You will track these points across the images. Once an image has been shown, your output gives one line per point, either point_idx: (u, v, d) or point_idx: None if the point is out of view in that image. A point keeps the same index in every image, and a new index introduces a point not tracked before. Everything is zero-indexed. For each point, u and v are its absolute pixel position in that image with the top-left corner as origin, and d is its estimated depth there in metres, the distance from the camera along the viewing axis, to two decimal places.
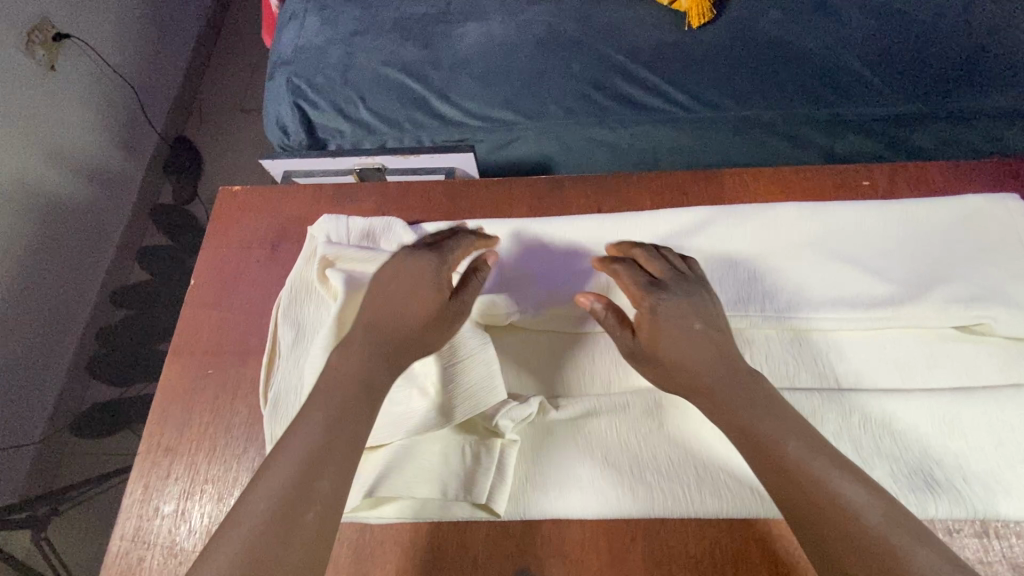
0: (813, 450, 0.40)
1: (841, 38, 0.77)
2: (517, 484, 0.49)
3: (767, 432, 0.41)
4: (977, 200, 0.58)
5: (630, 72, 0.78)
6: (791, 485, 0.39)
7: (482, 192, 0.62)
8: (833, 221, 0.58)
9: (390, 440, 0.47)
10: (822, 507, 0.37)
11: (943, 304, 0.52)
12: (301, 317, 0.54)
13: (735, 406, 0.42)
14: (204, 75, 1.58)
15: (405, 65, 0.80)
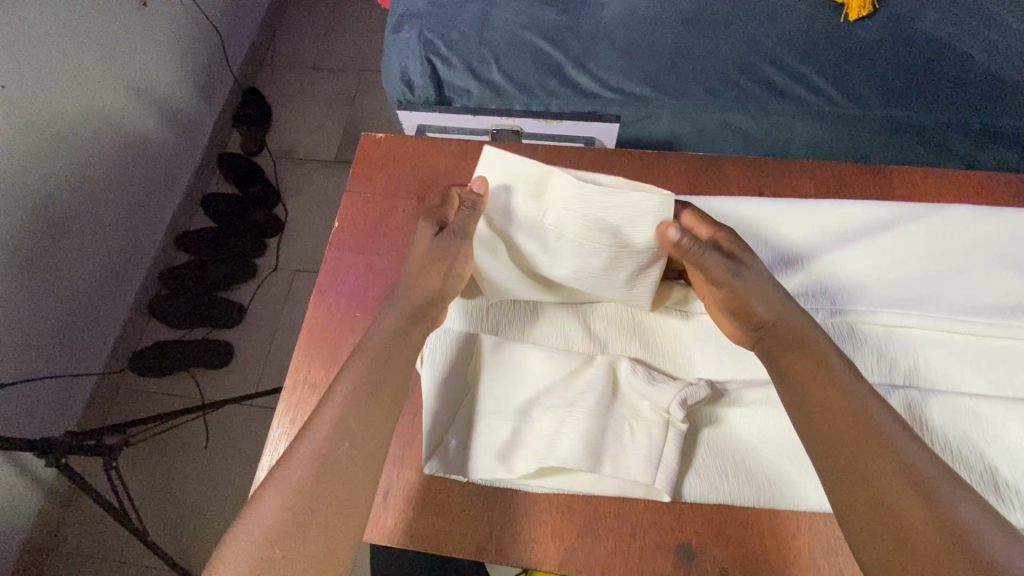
0: (905, 440, 0.37)
1: (1000, 48, 0.72)
2: (682, 468, 0.46)
3: (863, 418, 0.39)
4: None
5: (780, 58, 0.73)
6: (876, 476, 0.36)
7: (634, 164, 0.61)
8: (1017, 224, 0.53)
9: (552, 410, 0.47)
10: (905, 512, 0.34)
11: None
12: None
13: (820, 389, 0.41)
14: (320, 52, 1.70)
15: (543, 30, 0.78)
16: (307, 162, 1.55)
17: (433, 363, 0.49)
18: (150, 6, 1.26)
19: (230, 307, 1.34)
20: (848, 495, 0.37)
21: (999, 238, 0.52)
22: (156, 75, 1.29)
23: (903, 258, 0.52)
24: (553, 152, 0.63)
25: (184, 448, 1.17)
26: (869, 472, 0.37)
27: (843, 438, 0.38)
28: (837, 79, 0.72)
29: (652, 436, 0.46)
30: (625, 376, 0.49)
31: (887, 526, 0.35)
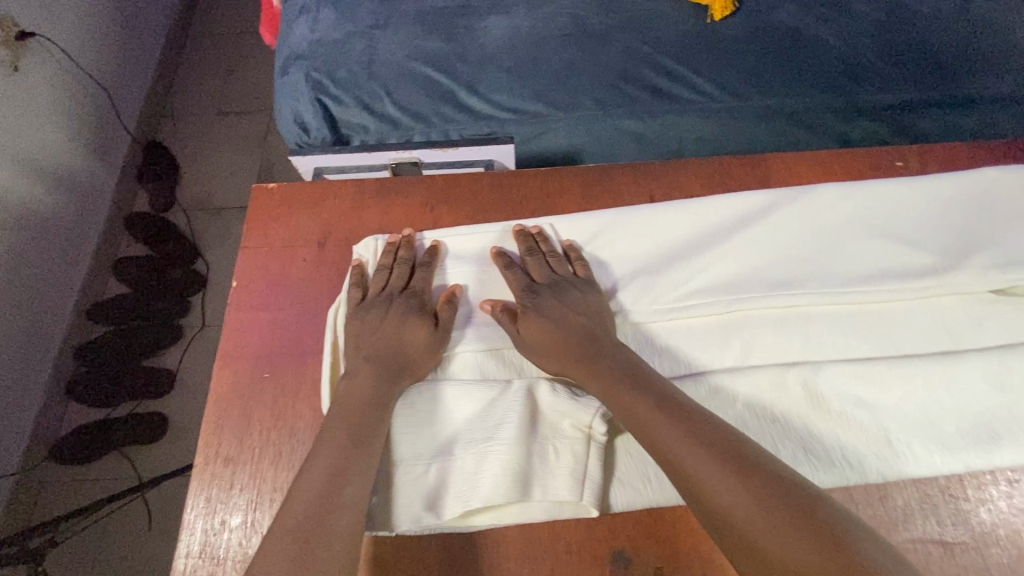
0: (716, 430, 0.41)
1: (850, 31, 0.78)
2: (606, 479, 0.47)
3: (681, 431, 0.42)
4: (994, 171, 0.57)
5: (657, 62, 0.76)
6: (699, 480, 0.39)
7: (532, 183, 0.63)
8: (881, 196, 0.57)
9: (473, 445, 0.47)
10: (726, 504, 0.38)
11: (982, 270, 0.52)
12: None
13: (639, 415, 0.44)
14: (222, 97, 1.64)
15: (430, 59, 0.78)
16: (222, 212, 1.49)
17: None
18: (22, 69, 1.17)
19: (160, 374, 1.27)
20: (698, 509, 0.39)
21: (864, 211, 0.56)
22: (39, 143, 1.20)
23: (784, 242, 0.56)
24: (451, 181, 0.63)
25: (125, 535, 1.09)
26: (670, 455, 0.41)
27: (666, 461, 0.41)
28: (712, 76, 0.76)
29: (574, 453, 0.47)
30: (544, 398, 0.49)
31: (726, 532, 0.37)
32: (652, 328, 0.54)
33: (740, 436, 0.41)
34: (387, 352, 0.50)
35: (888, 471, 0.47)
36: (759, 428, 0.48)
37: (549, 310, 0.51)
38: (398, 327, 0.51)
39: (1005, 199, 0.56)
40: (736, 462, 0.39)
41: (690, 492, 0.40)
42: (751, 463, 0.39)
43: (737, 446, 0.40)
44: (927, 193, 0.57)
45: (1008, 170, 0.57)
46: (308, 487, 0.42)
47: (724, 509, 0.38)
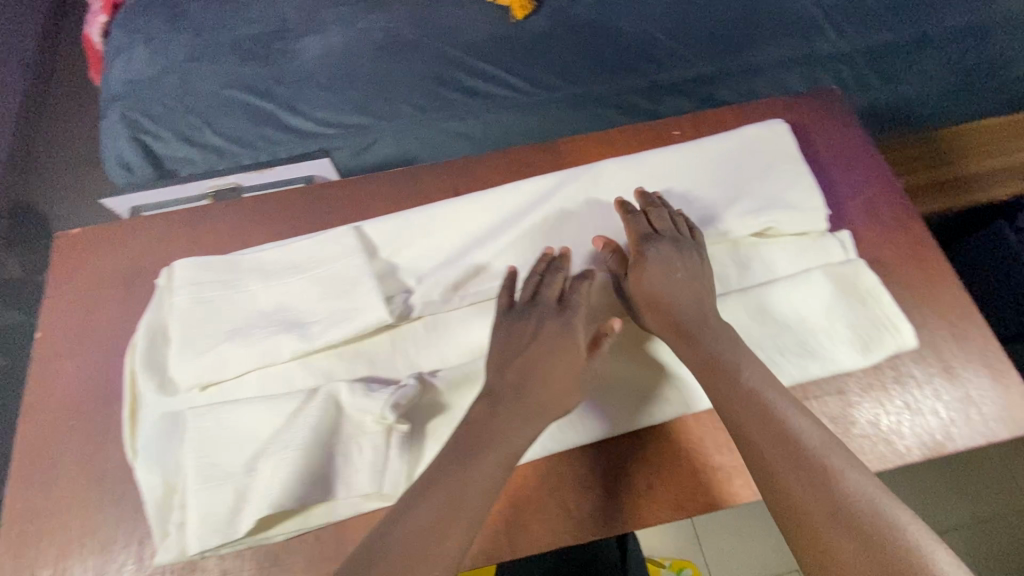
0: (812, 433, 0.44)
1: (644, 13, 0.82)
2: (412, 466, 0.50)
3: (769, 426, 0.44)
4: (750, 130, 0.63)
5: (469, 64, 0.80)
6: (778, 478, 0.42)
7: (340, 194, 0.64)
8: (652, 164, 0.62)
9: (269, 455, 0.47)
10: (804, 503, 0.41)
11: (739, 218, 0.57)
12: (159, 361, 0.53)
13: (734, 412, 0.46)
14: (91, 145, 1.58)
15: (247, 85, 0.78)
16: None
17: (149, 453, 0.49)
18: None
19: None
20: (771, 500, 0.43)
21: (639, 180, 0.62)
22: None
23: (572, 219, 0.60)
24: (261, 203, 0.64)
25: None
26: (760, 452, 0.44)
27: (754, 458, 0.44)
28: (522, 72, 0.80)
29: (376, 446, 0.49)
30: (346, 399, 0.50)
31: (796, 522, 0.41)
32: (448, 315, 0.56)
33: (824, 439, 0.44)
34: (556, 363, 0.48)
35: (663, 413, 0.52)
36: None
37: (666, 263, 0.53)
38: (564, 341, 0.49)
39: (760, 153, 0.61)
40: (818, 466, 0.42)
41: (765, 483, 0.43)
42: (842, 470, 0.42)
43: (826, 453, 0.43)
44: (693, 157, 0.62)
45: (763, 127, 0.63)
46: (426, 513, 0.41)
47: (798, 508, 0.41)
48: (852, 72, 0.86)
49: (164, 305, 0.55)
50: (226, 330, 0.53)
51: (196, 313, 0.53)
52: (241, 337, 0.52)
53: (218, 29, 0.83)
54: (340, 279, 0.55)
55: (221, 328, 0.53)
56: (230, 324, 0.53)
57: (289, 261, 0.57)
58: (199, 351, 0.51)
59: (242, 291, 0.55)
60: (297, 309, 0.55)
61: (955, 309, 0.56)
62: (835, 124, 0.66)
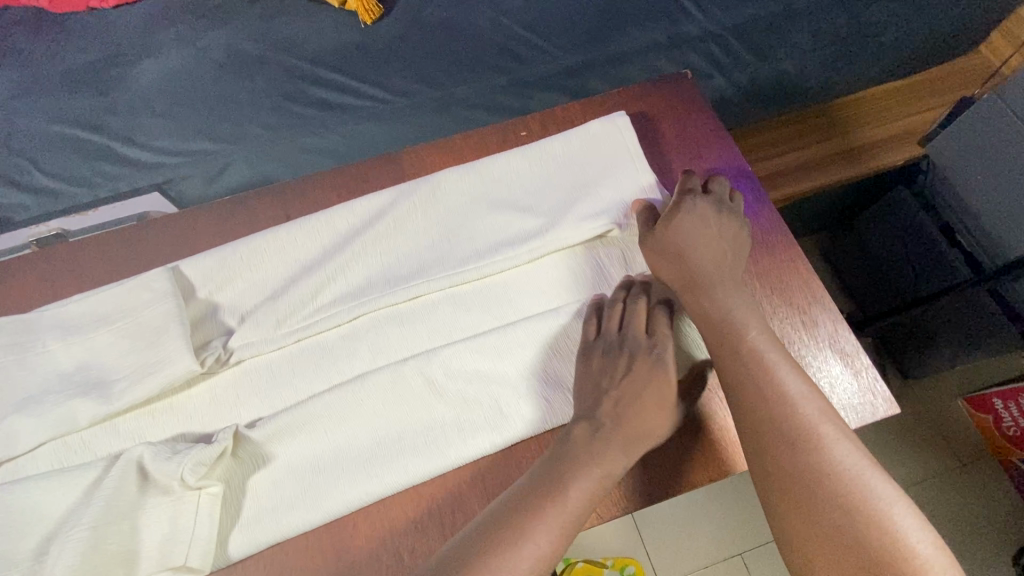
0: (806, 400, 0.40)
1: (500, 8, 0.79)
2: (226, 528, 0.46)
3: (768, 382, 0.41)
4: (592, 126, 0.59)
5: (318, 76, 0.75)
6: (770, 440, 0.39)
7: (164, 231, 0.59)
8: (492, 171, 0.59)
9: (56, 539, 0.43)
10: (787, 467, 0.37)
11: (575, 223, 0.55)
12: None
13: (730, 369, 0.43)
14: None
15: (77, 119, 0.73)
16: None
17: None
18: None
19: None
20: (757, 464, 0.39)
21: (478, 188, 0.58)
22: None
23: (407, 237, 0.56)
24: (74, 249, 0.59)
25: None
26: (755, 409, 0.40)
27: (747, 416, 0.40)
28: (375, 79, 0.76)
29: (182, 512, 0.45)
30: (148, 464, 0.46)
31: (780, 487, 0.37)
32: (274, 355, 0.52)
33: (824, 406, 0.39)
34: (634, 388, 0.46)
35: (497, 440, 0.48)
36: (376, 432, 0.49)
37: (701, 221, 0.51)
38: (640, 368, 0.47)
39: (599, 150, 0.59)
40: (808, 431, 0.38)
41: (757, 443, 0.39)
42: (833, 439, 0.37)
43: (818, 419, 0.38)
44: (534, 160, 0.59)
45: (604, 122, 0.59)
46: (515, 531, 0.38)
47: (782, 472, 0.37)
48: (725, 51, 0.84)
49: None
50: (18, 399, 0.48)
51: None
52: (33, 405, 0.48)
53: (47, 62, 0.77)
54: (145, 328, 0.51)
55: (12, 398, 0.48)
56: (23, 392, 0.49)
57: (90, 314, 0.52)
58: None
59: (36, 354, 0.50)
60: (99, 367, 0.50)
61: (804, 292, 0.54)
62: (683, 109, 0.64)
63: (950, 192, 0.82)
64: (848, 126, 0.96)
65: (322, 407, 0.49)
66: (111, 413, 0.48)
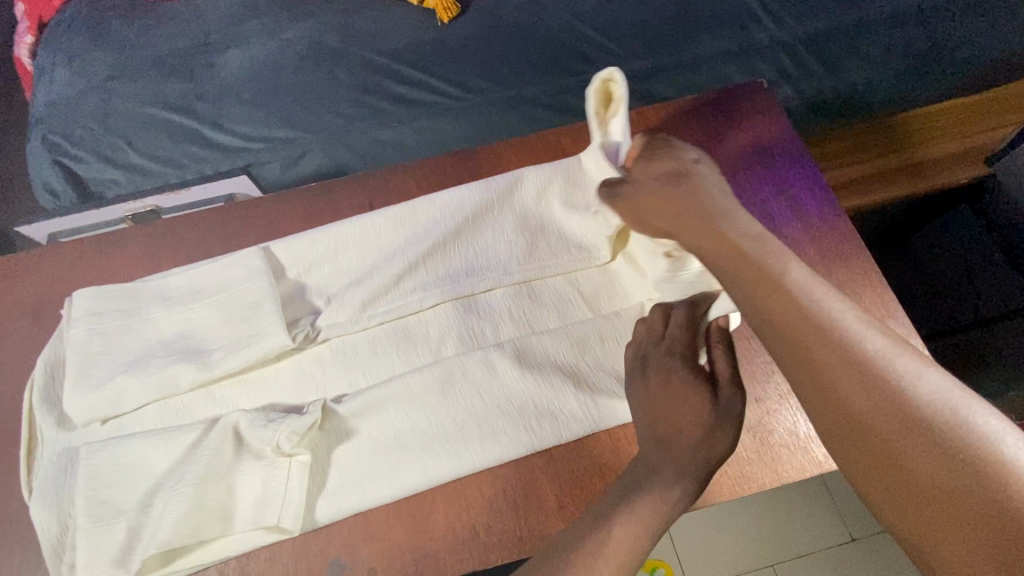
0: (868, 334, 0.31)
1: (574, 11, 0.81)
2: (312, 495, 0.48)
3: (812, 313, 0.32)
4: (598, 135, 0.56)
5: (395, 71, 0.78)
6: (839, 391, 0.30)
7: (253, 213, 0.63)
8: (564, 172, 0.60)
9: (163, 492, 0.46)
10: (868, 419, 0.29)
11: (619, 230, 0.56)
12: (58, 396, 0.52)
13: (769, 303, 0.34)
14: None
15: (169, 102, 0.77)
16: None
17: (44, 491, 0.48)
18: None
19: None
20: (819, 419, 0.31)
21: (550, 188, 0.60)
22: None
23: (482, 232, 0.59)
24: (172, 225, 0.63)
25: None
26: (808, 349, 0.31)
27: (799, 364, 0.32)
28: (450, 76, 0.78)
29: (275, 477, 0.48)
30: (245, 429, 0.49)
31: (857, 437, 0.30)
32: (356, 335, 0.55)
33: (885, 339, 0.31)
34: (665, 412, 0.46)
35: (568, 433, 0.50)
36: (453, 416, 0.51)
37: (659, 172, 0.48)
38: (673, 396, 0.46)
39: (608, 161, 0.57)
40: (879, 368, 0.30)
41: (818, 389, 0.31)
42: (914, 373, 0.29)
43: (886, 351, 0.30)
44: None
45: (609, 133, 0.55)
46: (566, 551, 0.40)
47: (859, 428, 0.29)
48: (795, 60, 0.84)
49: (64, 337, 0.54)
50: (124, 360, 0.52)
51: (94, 345, 0.52)
52: (139, 367, 0.51)
53: (141, 47, 0.82)
54: (242, 303, 0.54)
55: (118, 360, 0.52)
56: (129, 355, 0.52)
57: (190, 286, 0.56)
58: (96, 386, 0.50)
59: (141, 320, 0.54)
60: (198, 337, 0.53)
61: (877, 305, 0.55)
62: (756, 117, 0.64)
63: (1011, 211, 0.84)
64: (912, 142, 0.94)
65: (402, 390, 0.51)
66: (205, 381, 0.51)
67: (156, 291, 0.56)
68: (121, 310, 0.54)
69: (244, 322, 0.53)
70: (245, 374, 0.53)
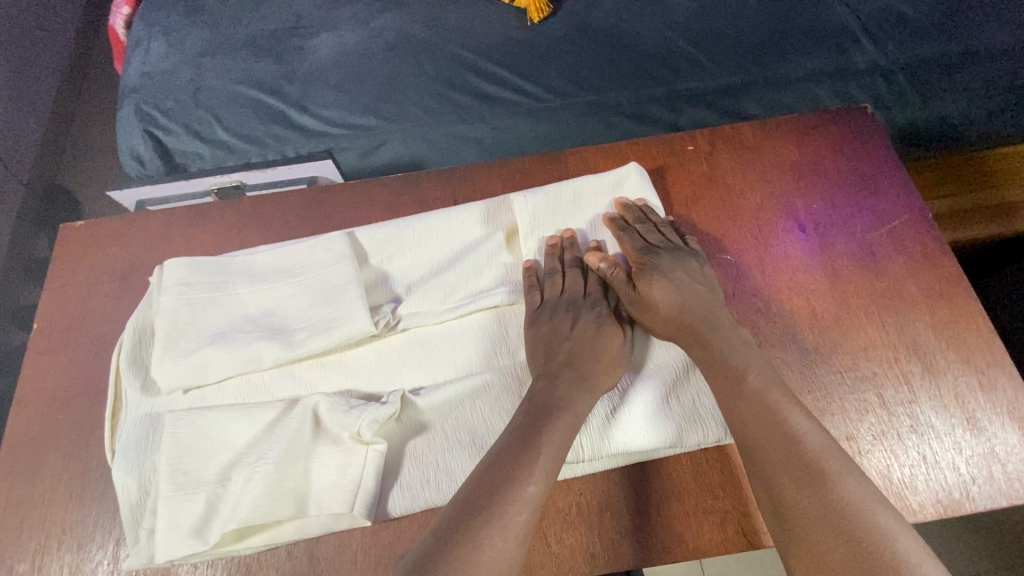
0: (794, 420, 0.43)
1: (667, 20, 0.79)
2: (386, 486, 0.48)
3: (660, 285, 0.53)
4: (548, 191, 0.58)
5: (481, 68, 0.78)
6: (802, 507, 0.39)
7: (339, 197, 0.63)
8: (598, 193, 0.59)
9: (252, 464, 0.46)
10: (844, 545, 0.37)
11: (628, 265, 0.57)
12: (145, 360, 0.53)
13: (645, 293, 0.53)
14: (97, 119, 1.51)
15: (259, 82, 0.79)
16: None
17: (126, 455, 0.48)
18: None
19: None
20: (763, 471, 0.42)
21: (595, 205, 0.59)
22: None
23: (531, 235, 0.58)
24: (260, 202, 0.64)
25: None
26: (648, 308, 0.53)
27: (788, 468, 0.41)
28: (535, 76, 0.77)
29: (350, 464, 0.47)
30: (324, 413, 0.48)
31: (784, 495, 0.40)
32: (435, 329, 0.54)
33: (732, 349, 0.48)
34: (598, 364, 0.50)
35: (625, 459, 0.49)
36: None
37: (674, 277, 0.53)
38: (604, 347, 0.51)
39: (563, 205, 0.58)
40: (849, 501, 0.39)
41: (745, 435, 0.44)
42: (811, 438, 0.42)
43: (880, 525, 0.37)
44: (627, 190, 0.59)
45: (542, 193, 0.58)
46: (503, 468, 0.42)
47: (831, 537, 0.38)
48: (892, 88, 0.80)
49: (155, 301, 0.55)
50: (210, 332, 0.52)
51: (183, 315, 0.53)
52: (224, 339, 0.52)
53: (233, 27, 0.83)
54: (327, 286, 0.54)
55: (204, 329, 0.52)
56: (215, 325, 0.53)
57: (277, 264, 0.56)
58: (183, 354, 0.51)
59: (230, 291, 0.54)
60: (283, 314, 0.53)
61: (982, 352, 0.52)
62: (854, 144, 0.62)
63: None
64: (993, 184, 0.86)
65: (485, 389, 0.51)
66: (289, 360, 0.51)
67: (245, 266, 0.56)
68: (212, 281, 0.55)
69: (330, 303, 0.53)
70: (328, 356, 0.53)
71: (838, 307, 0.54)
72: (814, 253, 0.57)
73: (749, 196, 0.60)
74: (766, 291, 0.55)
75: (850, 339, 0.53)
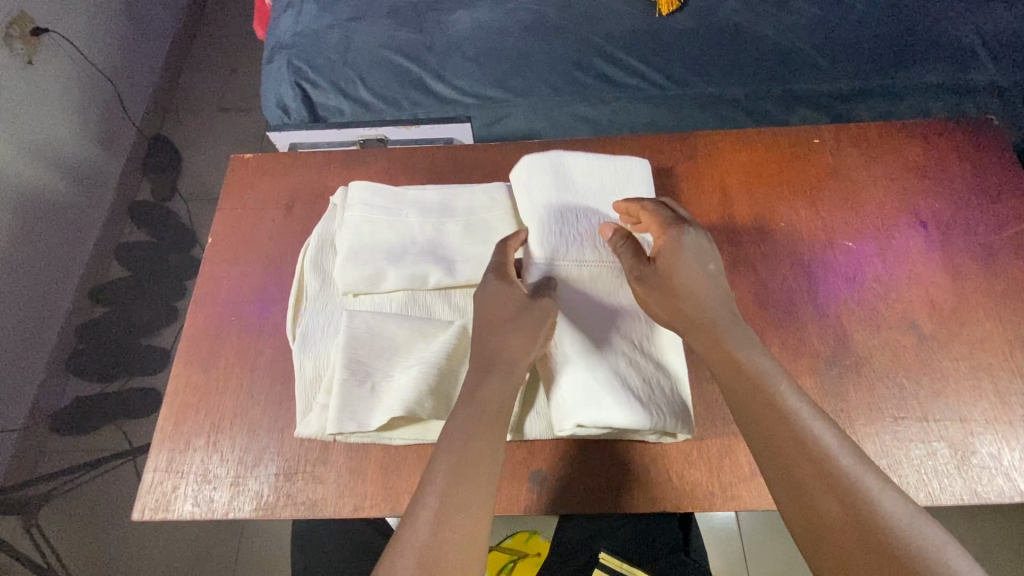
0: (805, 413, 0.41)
1: (790, 23, 0.83)
2: (525, 407, 0.53)
3: (693, 270, 0.49)
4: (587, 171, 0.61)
5: (608, 53, 0.83)
6: (812, 499, 0.37)
7: (481, 155, 0.69)
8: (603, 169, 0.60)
9: (418, 365, 0.52)
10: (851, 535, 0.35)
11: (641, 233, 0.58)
12: (323, 266, 0.60)
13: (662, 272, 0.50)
14: (201, 75, 1.61)
15: (402, 48, 0.85)
16: (174, 187, 1.41)
17: (307, 343, 0.56)
18: (43, 40, 1.17)
19: (135, 350, 1.20)
20: (772, 466, 0.39)
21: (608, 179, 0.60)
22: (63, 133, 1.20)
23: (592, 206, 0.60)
24: (410, 153, 0.70)
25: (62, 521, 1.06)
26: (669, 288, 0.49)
27: (796, 461, 0.39)
28: (658, 65, 0.82)
29: None
30: None
31: (796, 488, 0.38)
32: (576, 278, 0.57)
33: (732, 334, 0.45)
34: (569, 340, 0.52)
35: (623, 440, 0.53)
36: None
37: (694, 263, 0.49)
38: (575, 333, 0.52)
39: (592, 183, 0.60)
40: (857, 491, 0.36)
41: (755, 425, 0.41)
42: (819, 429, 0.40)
43: (889, 515, 0.35)
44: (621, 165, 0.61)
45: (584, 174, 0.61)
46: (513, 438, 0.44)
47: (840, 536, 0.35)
48: (1006, 108, 0.82)
49: (336, 217, 0.62)
50: (385, 250, 0.58)
51: (362, 231, 0.59)
52: (395, 258, 0.58)
53: None
54: (487, 228, 0.60)
55: (376, 247, 0.59)
56: (387, 245, 0.59)
57: (442, 203, 0.62)
58: (360, 265, 0.57)
59: (400, 217, 0.61)
60: (444, 245, 0.59)
61: None
62: (978, 153, 0.64)
63: None
64: None
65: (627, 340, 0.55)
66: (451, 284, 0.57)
67: (414, 200, 0.62)
68: (388, 207, 0.61)
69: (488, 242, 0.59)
70: None
71: (958, 301, 0.57)
72: (935, 248, 0.60)
73: (873, 190, 0.63)
74: (885, 279, 0.58)
75: (969, 331, 0.55)
